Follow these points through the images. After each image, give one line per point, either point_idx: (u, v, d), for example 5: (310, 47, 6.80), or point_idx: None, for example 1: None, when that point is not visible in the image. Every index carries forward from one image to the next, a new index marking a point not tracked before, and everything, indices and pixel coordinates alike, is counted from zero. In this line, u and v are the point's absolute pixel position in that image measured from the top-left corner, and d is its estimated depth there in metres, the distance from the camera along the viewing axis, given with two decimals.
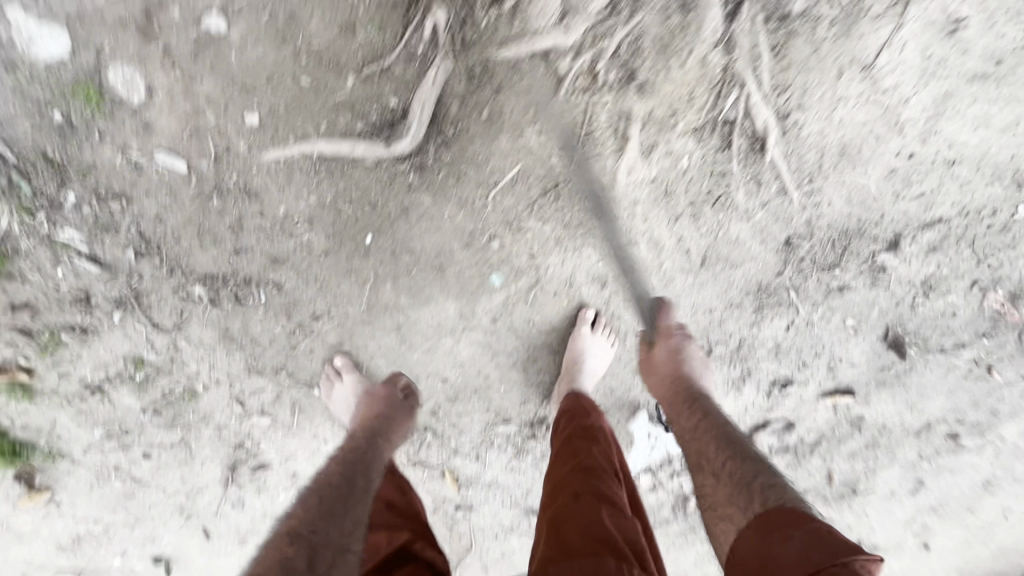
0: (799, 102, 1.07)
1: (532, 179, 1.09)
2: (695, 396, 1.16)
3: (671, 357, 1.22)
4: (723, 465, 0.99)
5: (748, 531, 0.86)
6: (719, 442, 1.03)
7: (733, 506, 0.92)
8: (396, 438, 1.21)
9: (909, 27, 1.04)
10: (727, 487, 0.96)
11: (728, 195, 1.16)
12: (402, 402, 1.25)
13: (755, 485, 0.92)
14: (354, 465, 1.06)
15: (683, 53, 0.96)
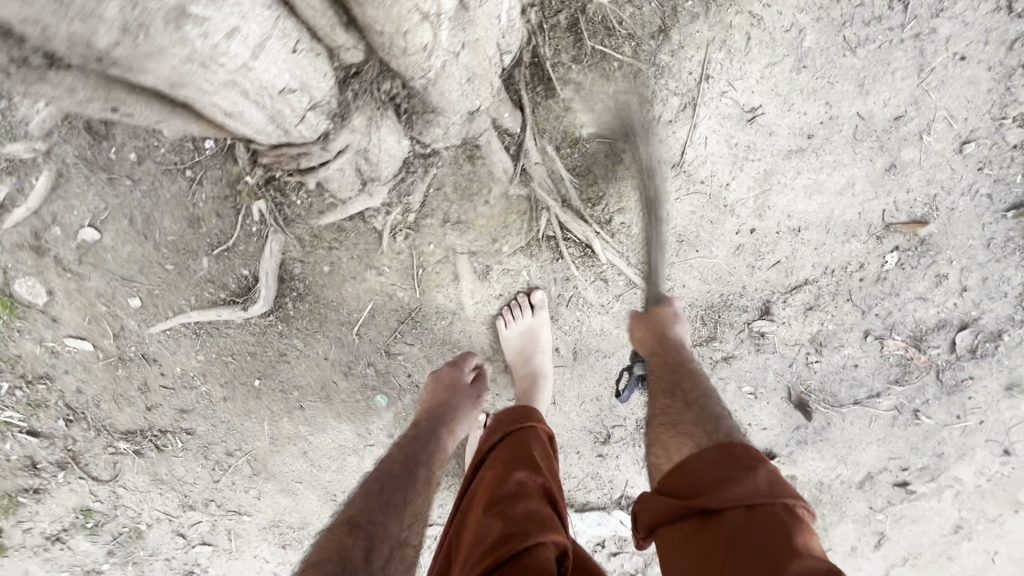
0: (618, 206, 1.14)
1: (386, 311, 1.19)
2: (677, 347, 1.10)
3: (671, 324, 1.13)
4: (694, 417, 0.94)
5: (710, 457, 0.80)
6: (694, 383, 1.02)
7: (692, 436, 0.89)
8: (459, 426, 1.14)
9: (704, 125, 1.11)
10: (695, 420, 0.92)
11: (579, 295, 1.22)
12: (469, 388, 1.20)
13: (717, 424, 0.91)
14: (417, 453, 1.03)
15: (484, 192, 1.06)
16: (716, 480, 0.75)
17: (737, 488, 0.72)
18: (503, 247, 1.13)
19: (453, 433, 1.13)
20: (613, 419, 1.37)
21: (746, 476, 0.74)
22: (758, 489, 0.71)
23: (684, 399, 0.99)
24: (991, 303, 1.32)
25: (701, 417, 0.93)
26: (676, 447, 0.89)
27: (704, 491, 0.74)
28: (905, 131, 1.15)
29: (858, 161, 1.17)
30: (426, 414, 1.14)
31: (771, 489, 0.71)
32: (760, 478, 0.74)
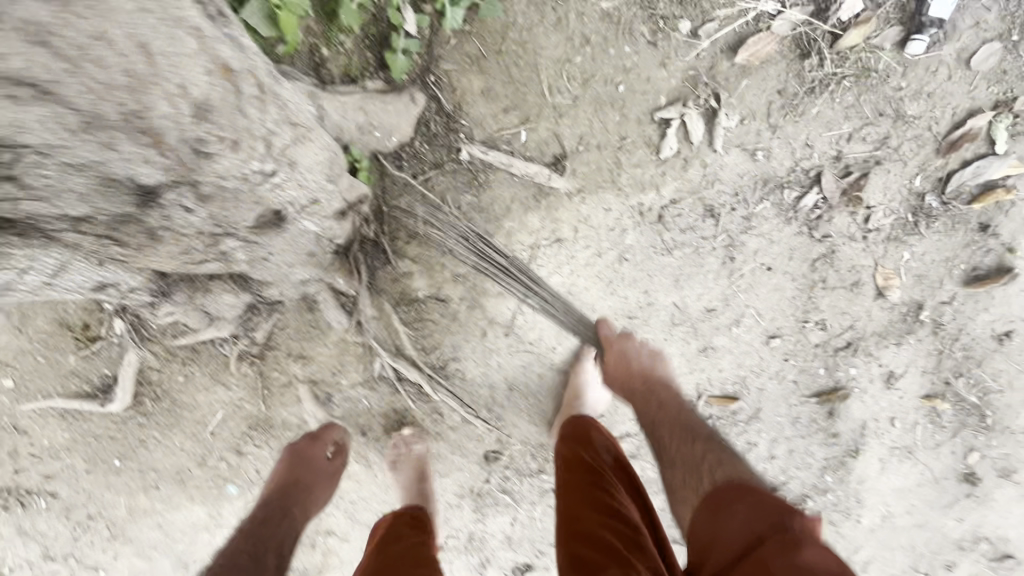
0: (453, 355, 1.27)
1: (237, 418, 1.31)
2: (650, 389, 1.12)
3: (628, 359, 1.15)
4: (687, 468, 0.95)
5: (703, 518, 0.84)
6: (673, 425, 1.04)
7: (689, 492, 0.92)
8: (314, 503, 1.18)
9: (532, 298, 1.24)
10: (685, 470, 0.95)
11: (416, 422, 1.35)
12: (330, 460, 1.23)
13: (708, 472, 0.91)
14: (264, 541, 1.05)
15: (323, 335, 1.20)
16: (709, 539, 0.80)
17: (727, 537, 0.77)
18: (342, 380, 1.26)
19: (307, 511, 1.16)
20: (447, 530, 1.48)
21: (737, 518, 0.78)
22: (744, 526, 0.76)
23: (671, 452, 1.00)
24: (798, 473, 1.44)
25: (683, 466, 0.96)
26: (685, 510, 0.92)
27: (709, 550, 0.79)
28: (716, 321, 1.28)
29: (674, 341, 1.30)
30: (278, 492, 1.16)
31: (754, 525, 0.75)
32: (747, 516, 0.77)
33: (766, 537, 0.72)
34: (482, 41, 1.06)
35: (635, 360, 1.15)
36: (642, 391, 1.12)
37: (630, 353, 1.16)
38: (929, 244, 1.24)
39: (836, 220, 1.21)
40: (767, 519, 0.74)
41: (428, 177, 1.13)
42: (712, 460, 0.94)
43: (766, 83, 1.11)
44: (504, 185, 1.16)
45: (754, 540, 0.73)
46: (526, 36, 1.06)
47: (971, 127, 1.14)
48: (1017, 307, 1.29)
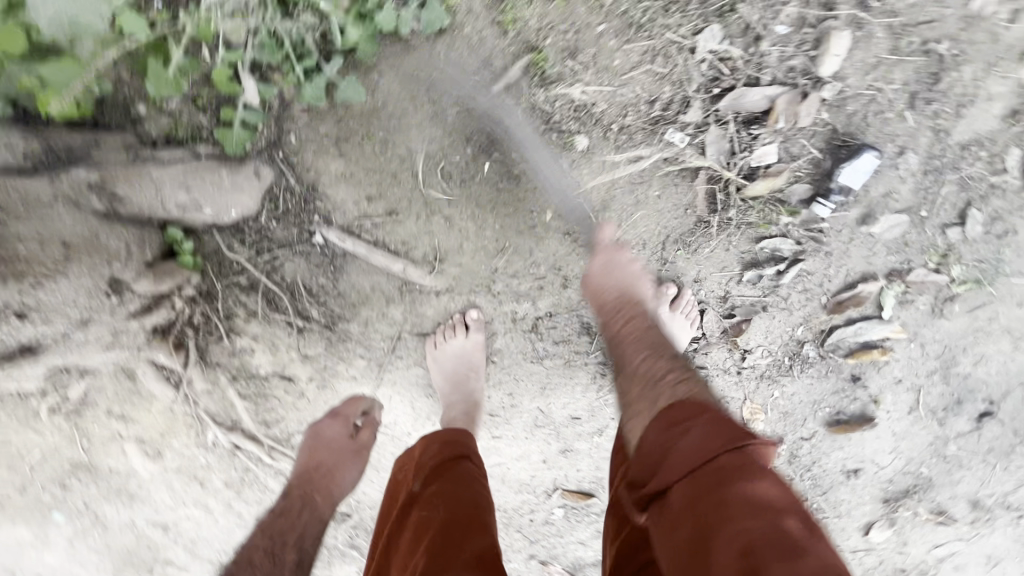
0: (299, 428, 1.18)
1: (57, 459, 1.21)
2: (634, 306, 0.96)
3: (617, 274, 0.97)
4: (649, 387, 0.82)
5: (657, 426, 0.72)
6: (638, 341, 0.92)
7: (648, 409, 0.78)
8: (340, 488, 1.04)
9: (387, 386, 1.15)
10: (644, 387, 0.83)
11: (258, 480, 1.26)
12: (348, 443, 1.06)
13: (675, 389, 0.78)
14: (282, 534, 0.95)
15: (148, 400, 1.09)
16: (657, 452, 0.69)
17: (690, 459, 0.64)
18: (172, 440, 1.17)
19: (332, 497, 1.03)
20: None
21: (688, 439, 0.66)
22: (697, 442, 0.65)
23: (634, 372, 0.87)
24: None
25: (646, 383, 0.83)
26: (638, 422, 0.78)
27: (653, 469, 0.68)
28: (580, 428, 1.24)
29: (535, 439, 1.25)
30: (304, 476, 1.03)
31: (707, 444, 0.64)
32: (719, 432, 0.65)
33: (719, 457, 0.62)
34: (341, 121, 0.91)
35: (622, 272, 0.98)
36: (623, 314, 0.95)
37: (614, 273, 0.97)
38: (799, 388, 1.21)
39: (712, 353, 1.16)
40: (725, 437, 0.64)
41: (276, 256, 0.99)
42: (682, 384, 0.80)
43: (661, 215, 1.00)
44: (363, 274, 1.03)
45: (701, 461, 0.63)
46: (396, 124, 0.91)
47: (861, 291, 1.08)
48: (869, 450, 1.31)
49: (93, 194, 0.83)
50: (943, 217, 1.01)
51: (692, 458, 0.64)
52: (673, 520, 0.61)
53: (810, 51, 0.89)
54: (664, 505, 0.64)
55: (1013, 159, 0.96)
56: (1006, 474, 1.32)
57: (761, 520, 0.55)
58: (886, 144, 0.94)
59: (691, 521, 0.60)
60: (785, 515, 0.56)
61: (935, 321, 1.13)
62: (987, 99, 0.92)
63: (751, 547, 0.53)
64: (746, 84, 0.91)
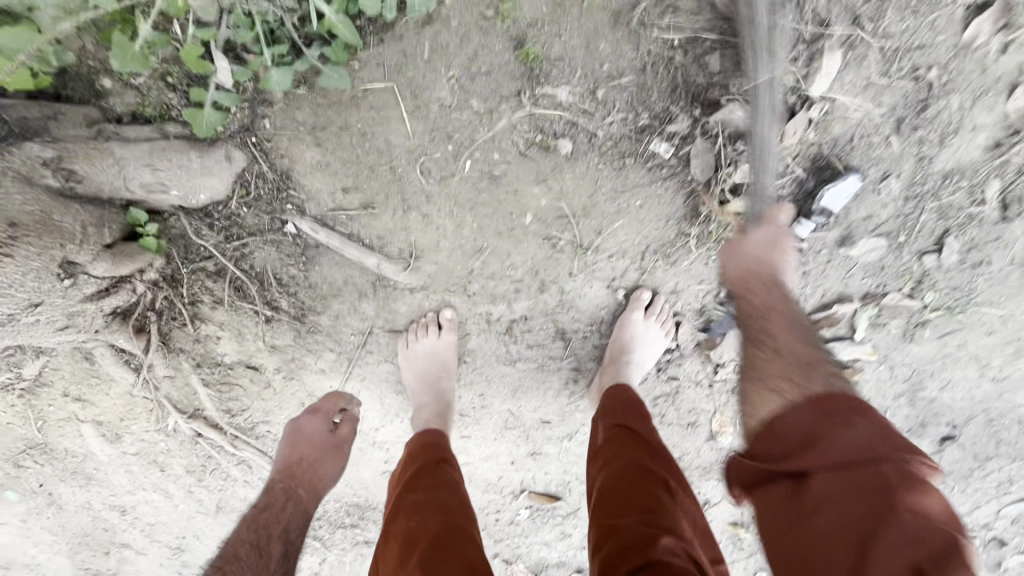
0: (264, 418, 1.15)
1: (10, 437, 1.17)
2: (776, 281, 0.89)
3: (770, 248, 0.90)
4: (791, 364, 0.80)
5: (804, 408, 0.71)
6: (776, 315, 0.87)
7: (790, 388, 0.76)
8: (324, 482, 1.05)
9: (356, 381, 1.12)
10: (785, 367, 0.80)
11: (221, 468, 1.24)
12: (329, 437, 1.07)
13: (827, 381, 0.76)
14: (267, 528, 0.96)
15: (106, 383, 1.06)
16: (803, 438, 0.68)
17: (834, 451, 0.64)
18: (132, 424, 1.14)
19: (316, 490, 1.04)
20: None
21: (845, 431, 0.65)
22: (864, 440, 0.64)
23: (770, 347, 0.85)
24: None
25: (789, 361, 0.80)
26: (771, 402, 0.77)
27: (794, 455, 0.68)
28: (550, 432, 1.24)
29: (504, 440, 1.25)
30: (286, 472, 1.03)
31: (875, 443, 0.63)
32: (890, 437, 0.64)
33: (884, 462, 0.61)
34: (318, 109, 0.88)
35: (775, 245, 0.90)
36: (759, 285, 0.89)
37: (774, 249, 0.90)
38: None
39: (686, 365, 1.16)
40: (898, 442, 0.63)
41: (245, 243, 0.96)
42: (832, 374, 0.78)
43: (644, 225, 0.98)
44: (335, 267, 1.00)
45: (864, 458, 0.62)
46: (376, 115, 0.89)
47: (835, 311, 1.08)
48: None
49: (48, 171, 0.78)
50: (920, 243, 1.02)
51: (852, 454, 0.63)
52: (816, 508, 0.63)
53: (800, 68, 0.88)
54: (804, 493, 0.65)
55: (992, 191, 0.97)
56: (963, 496, 1.35)
57: (934, 533, 0.56)
58: (869, 168, 0.94)
59: (848, 520, 0.61)
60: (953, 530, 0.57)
61: (904, 344, 1.14)
62: (973, 129, 0.92)
63: (917, 560, 0.54)
64: (734, 99, 0.89)
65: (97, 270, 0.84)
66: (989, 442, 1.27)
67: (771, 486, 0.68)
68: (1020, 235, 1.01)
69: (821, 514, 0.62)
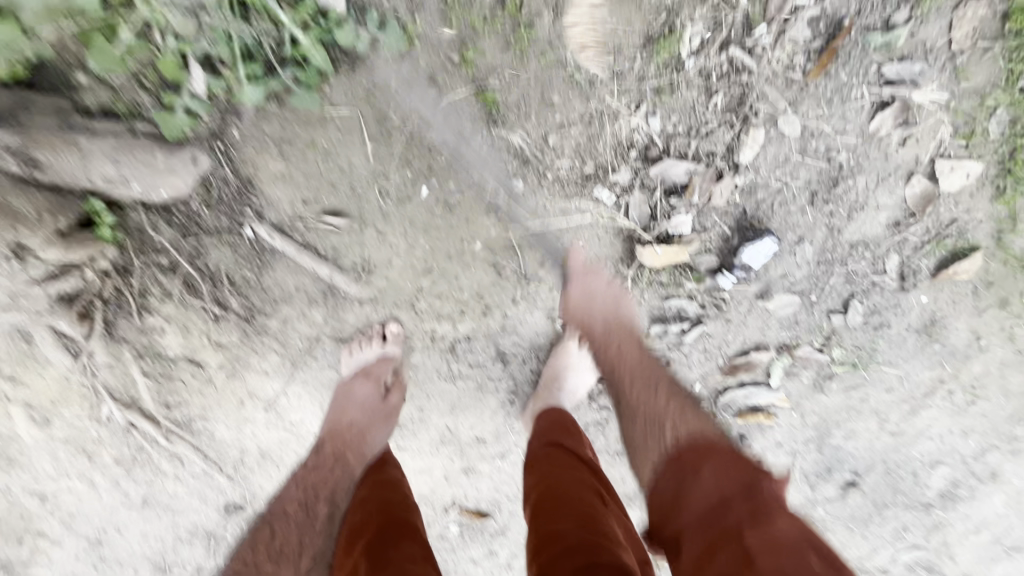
0: (202, 414, 1.17)
1: None
2: (614, 330, 1.03)
3: (589, 299, 1.04)
4: (651, 418, 0.91)
5: (669, 471, 0.82)
6: (634, 368, 0.99)
7: (653, 444, 0.88)
8: (370, 449, 1.05)
9: (298, 385, 1.15)
10: (645, 421, 0.91)
11: (152, 461, 1.24)
12: (379, 406, 1.10)
13: (677, 427, 0.88)
14: (314, 489, 1.00)
15: (43, 366, 1.06)
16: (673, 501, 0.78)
17: (697, 505, 0.74)
18: (64, 410, 1.13)
19: (363, 455, 1.04)
20: (173, 558, 1.41)
21: (697, 481, 0.76)
22: (715, 482, 0.75)
23: (632, 399, 0.95)
24: None
25: (644, 413, 0.92)
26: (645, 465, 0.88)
27: (670, 514, 0.78)
28: (484, 450, 1.28)
29: (439, 455, 1.29)
30: (333, 435, 1.06)
31: (722, 484, 0.74)
32: (730, 476, 0.75)
33: (732, 501, 0.71)
34: (286, 125, 0.93)
35: (592, 296, 1.04)
36: (608, 342, 1.02)
37: (588, 320, 1.04)
38: None
39: None
40: (738, 481, 0.73)
41: (201, 242, 0.99)
42: (684, 412, 0.91)
43: (584, 263, 1.07)
44: (288, 272, 1.04)
45: (718, 501, 0.72)
46: (340, 137, 0.95)
47: (753, 358, 1.17)
48: None
49: (11, 156, 0.82)
50: (829, 303, 1.12)
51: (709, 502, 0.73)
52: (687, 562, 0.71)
53: (732, 136, 0.97)
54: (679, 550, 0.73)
55: (891, 262, 1.08)
56: (866, 542, 1.41)
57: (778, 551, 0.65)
58: (786, 232, 1.05)
59: None
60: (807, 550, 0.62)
61: (815, 395, 1.23)
62: (876, 207, 1.03)
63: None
64: (673, 158, 0.99)
65: (48, 255, 0.87)
66: (887, 491, 1.34)
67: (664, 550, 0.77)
68: (915, 305, 1.13)
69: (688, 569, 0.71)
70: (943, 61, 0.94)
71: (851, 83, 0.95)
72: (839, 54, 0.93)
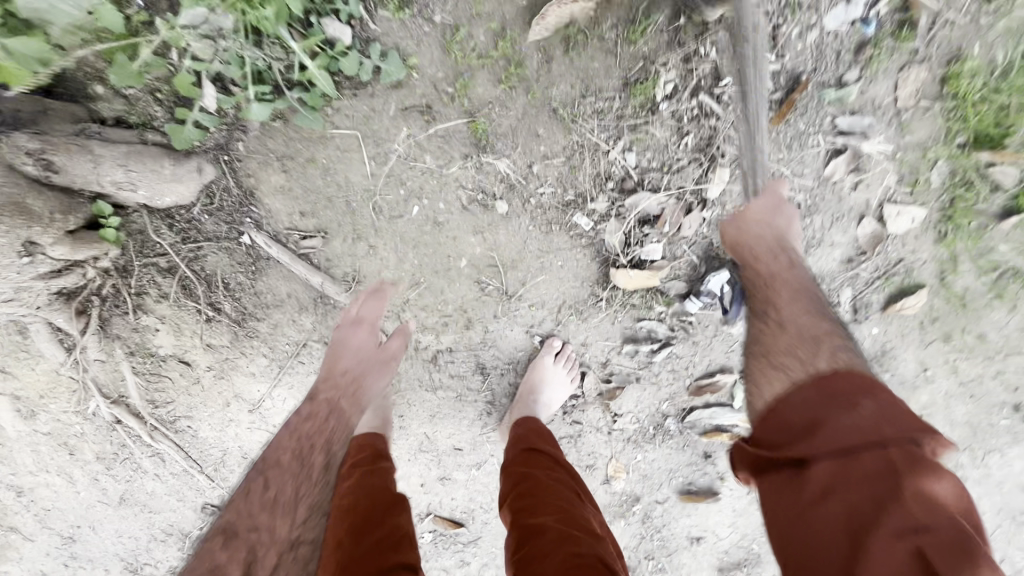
0: (187, 413, 1.20)
1: None
2: (778, 246, 0.98)
3: (770, 213, 0.99)
4: (799, 339, 0.84)
5: (807, 386, 0.74)
6: (784, 289, 0.93)
7: (796, 362, 0.80)
8: (368, 397, 1.07)
9: (283, 388, 1.19)
10: (790, 344, 0.84)
11: (133, 459, 1.26)
12: (377, 352, 1.09)
13: (833, 356, 0.79)
14: (309, 438, 0.99)
15: (34, 360, 1.09)
16: (807, 420, 0.69)
17: (836, 429, 0.65)
18: (50, 404, 1.16)
19: (359, 402, 1.06)
20: (146, 557, 1.42)
21: (847, 411, 0.67)
22: (869, 417, 0.65)
23: (776, 319, 0.90)
24: None
25: (794, 334, 0.85)
26: (772, 382, 0.80)
27: (798, 436, 0.69)
28: (460, 459, 1.33)
29: (417, 462, 1.33)
30: (329, 383, 1.05)
31: (880, 424, 0.64)
32: (896, 415, 0.65)
33: (889, 445, 0.62)
34: (289, 141, 1.00)
35: (775, 209, 0.99)
36: (754, 256, 0.97)
37: (746, 225, 0.99)
38: (659, 458, 1.33)
39: (588, 412, 1.30)
40: (902, 425, 0.63)
41: (200, 247, 1.05)
42: (839, 347, 0.81)
43: (562, 282, 1.14)
44: (281, 280, 1.09)
45: (869, 439, 0.63)
46: (339, 155, 1.01)
47: (717, 380, 1.24)
48: (712, 521, 1.43)
49: (29, 160, 0.86)
50: None
51: (854, 433, 0.64)
52: (815, 491, 0.64)
53: (701, 173, 1.06)
54: (803, 471, 0.66)
55: (844, 296, 1.17)
56: None
57: (933, 519, 0.57)
58: None
59: (852, 498, 0.61)
60: (963, 519, 0.58)
61: None
62: (830, 244, 1.13)
63: (922, 540, 0.55)
64: (646, 190, 1.07)
65: (55, 252, 0.92)
66: None
67: (772, 469, 0.70)
68: (866, 336, 1.21)
69: (820, 494, 0.63)
70: (890, 117, 1.04)
71: (808, 132, 1.05)
72: (797, 106, 1.03)
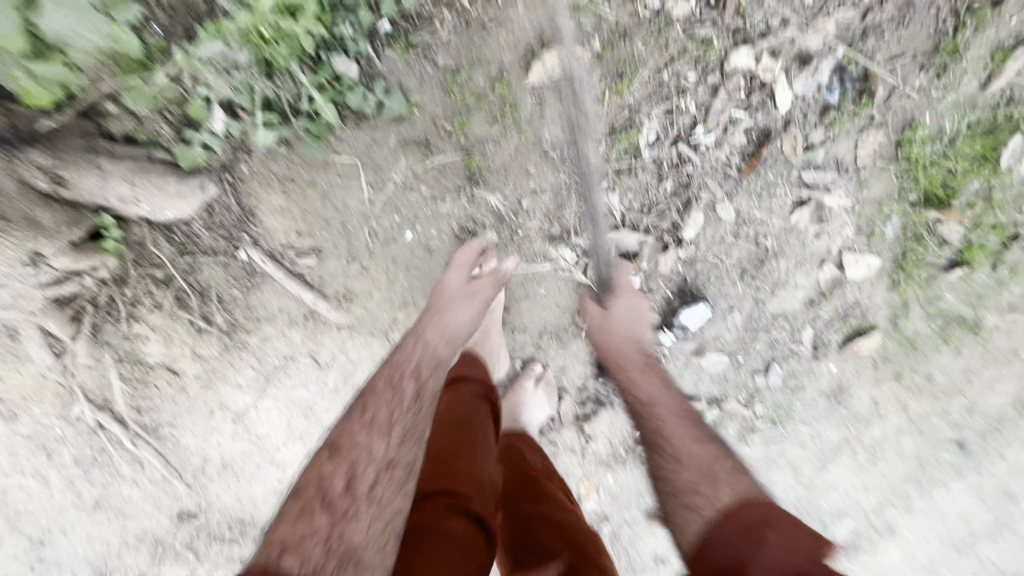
0: (171, 420, 1.22)
1: None
2: (649, 367, 1.06)
3: (630, 324, 1.10)
4: (695, 469, 0.89)
5: (724, 531, 0.78)
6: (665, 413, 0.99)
7: (704, 499, 0.84)
8: (458, 331, 1.04)
9: (269, 400, 1.22)
10: (692, 479, 0.88)
11: (112, 464, 1.27)
12: (467, 287, 1.07)
13: (731, 483, 0.85)
14: (401, 369, 0.98)
15: (21, 363, 1.11)
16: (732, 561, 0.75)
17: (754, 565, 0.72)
18: (34, 406, 1.18)
19: (449, 337, 1.04)
20: (117, 563, 1.39)
21: (758, 548, 0.74)
22: (781, 554, 0.72)
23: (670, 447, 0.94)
24: None
25: (690, 466, 0.90)
26: (691, 526, 0.83)
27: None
28: None
29: None
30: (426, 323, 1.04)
31: (789, 556, 0.72)
32: (796, 543, 0.73)
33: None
34: (291, 165, 1.05)
35: (631, 318, 1.11)
36: (629, 372, 1.06)
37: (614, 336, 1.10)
38: (631, 481, 1.37)
39: (564, 433, 1.35)
40: (805, 551, 0.72)
41: (195, 260, 1.08)
42: (734, 469, 0.88)
43: (544, 309, 1.21)
44: (274, 295, 1.13)
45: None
46: (338, 180, 1.06)
47: None
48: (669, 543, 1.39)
49: (41, 174, 0.92)
50: (752, 365, 1.28)
51: (772, 573, 0.70)
52: None
53: (677, 216, 1.15)
54: None
55: (805, 334, 1.26)
56: None
57: None
58: (718, 300, 1.21)
59: None
60: None
61: (738, 445, 1.35)
62: (794, 286, 1.21)
63: None
64: (627, 228, 1.15)
65: (57, 263, 0.96)
66: None
67: None
68: (825, 372, 1.29)
69: None
70: (850, 174, 1.14)
71: (777, 183, 1.14)
72: (767, 159, 1.12)
